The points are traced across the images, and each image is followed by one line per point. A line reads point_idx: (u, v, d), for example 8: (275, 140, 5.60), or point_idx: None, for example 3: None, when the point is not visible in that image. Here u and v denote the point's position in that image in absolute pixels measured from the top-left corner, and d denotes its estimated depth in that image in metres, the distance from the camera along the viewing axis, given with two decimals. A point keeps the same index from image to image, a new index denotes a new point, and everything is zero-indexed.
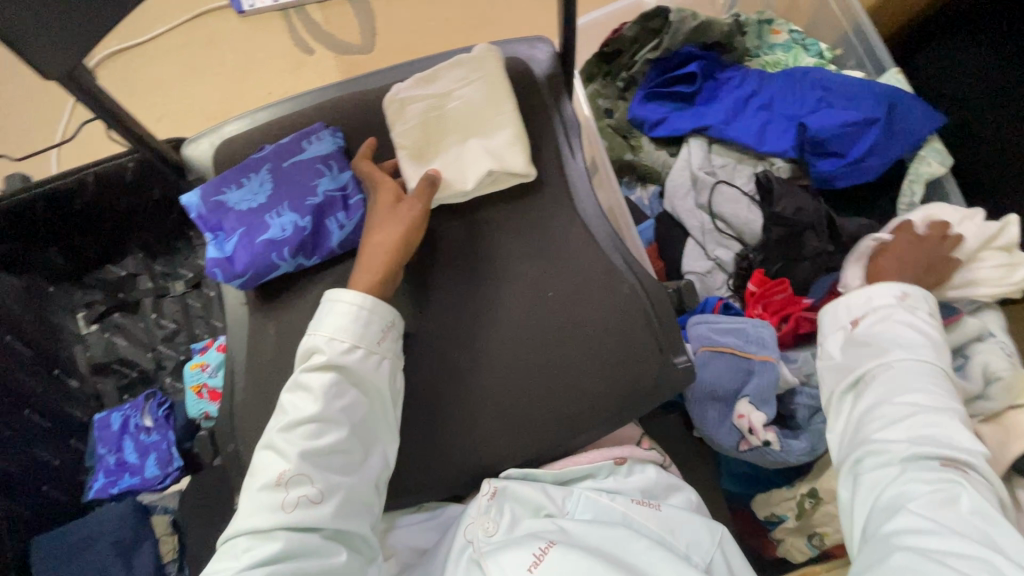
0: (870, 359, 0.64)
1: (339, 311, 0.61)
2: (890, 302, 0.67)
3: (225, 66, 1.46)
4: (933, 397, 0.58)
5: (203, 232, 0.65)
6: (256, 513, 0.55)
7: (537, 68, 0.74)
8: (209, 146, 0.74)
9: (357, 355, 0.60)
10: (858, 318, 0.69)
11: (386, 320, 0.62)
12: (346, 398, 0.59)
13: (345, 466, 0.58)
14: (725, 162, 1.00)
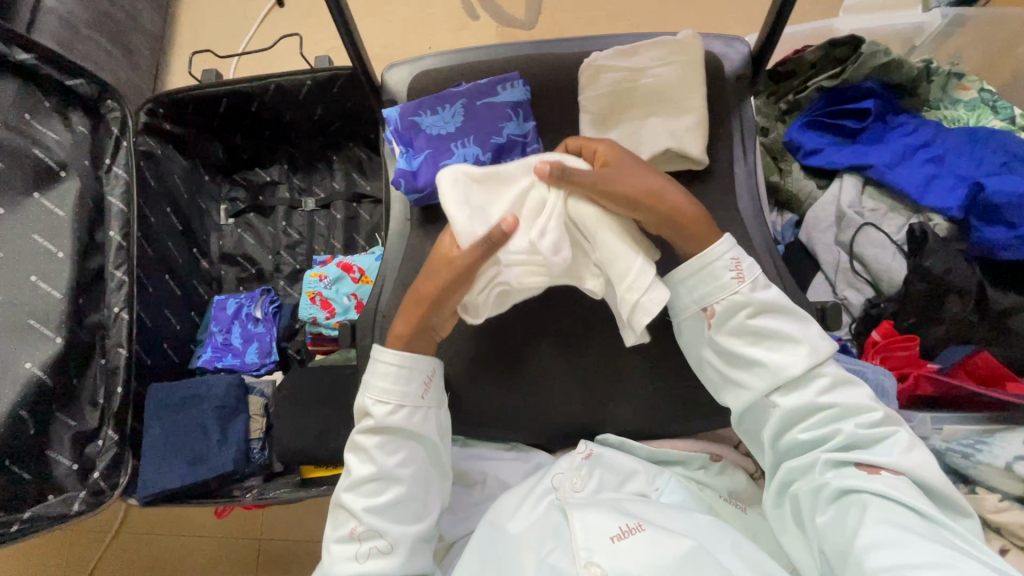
0: (740, 375, 0.62)
1: (382, 372, 0.64)
2: (727, 286, 0.61)
3: (397, 14, 1.55)
4: (821, 391, 0.59)
5: (396, 145, 0.71)
6: (338, 565, 0.60)
7: (729, 67, 0.75)
8: (407, 75, 0.81)
9: (404, 413, 0.63)
10: (712, 307, 0.62)
11: (428, 371, 0.66)
12: (400, 454, 0.63)
13: (409, 514, 0.63)
14: (877, 206, 0.96)
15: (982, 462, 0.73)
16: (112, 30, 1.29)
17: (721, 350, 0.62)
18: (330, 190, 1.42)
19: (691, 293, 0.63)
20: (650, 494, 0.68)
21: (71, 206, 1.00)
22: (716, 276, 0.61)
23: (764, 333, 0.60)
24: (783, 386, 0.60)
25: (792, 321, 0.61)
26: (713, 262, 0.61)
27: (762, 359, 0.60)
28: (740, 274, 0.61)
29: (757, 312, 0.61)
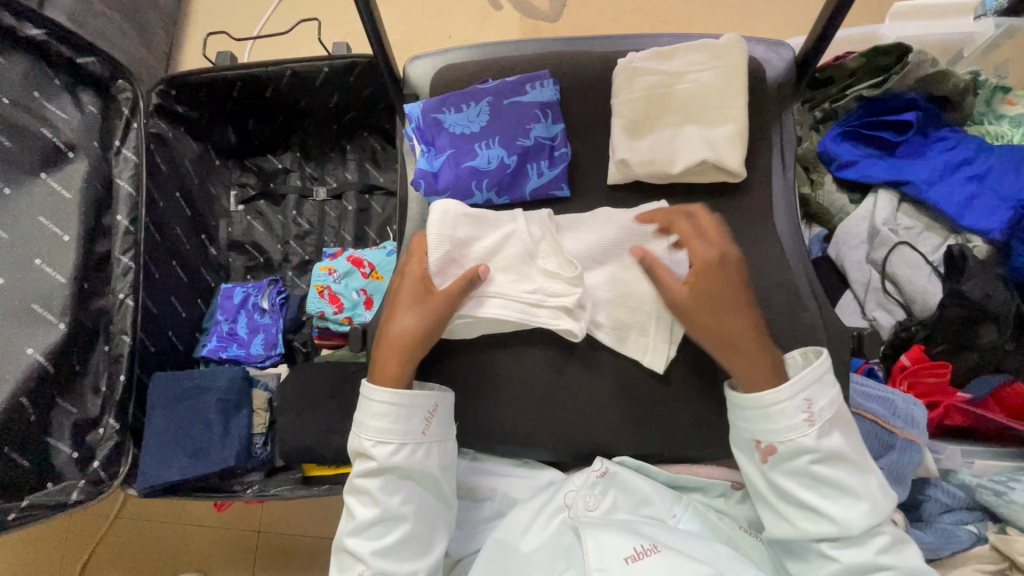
0: (792, 513, 0.57)
1: (378, 413, 0.61)
2: (794, 426, 0.56)
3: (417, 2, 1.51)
4: (880, 549, 0.54)
5: (417, 144, 0.68)
6: None
7: (771, 75, 0.71)
8: (431, 68, 0.77)
9: (405, 452, 0.61)
10: (770, 444, 0.57)
11: (427, 407, 0.62)
12: (401, 492, 0.61)
13: (415, 552, 0.61)
14: (912, 224, 0.92)
15: (1015, 501, 0.70)
16: (126, 7, 1.25)
17: (775, 486, 0.58)
18: (343, 180, 1.39)
19: (740, 424, 0.59)
20: (667, 520, 0.65)
21: (77, 189, 0.98)
22: (782, 420, 0.56)
23: (828, 477, 0.55)
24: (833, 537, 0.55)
25: (853, 469, 0.56)
26: (780, 405, 0.56)
27: (821, 502, 0.56)
28: (810, 418, 0.56)
29: (823, 456, 0.55)
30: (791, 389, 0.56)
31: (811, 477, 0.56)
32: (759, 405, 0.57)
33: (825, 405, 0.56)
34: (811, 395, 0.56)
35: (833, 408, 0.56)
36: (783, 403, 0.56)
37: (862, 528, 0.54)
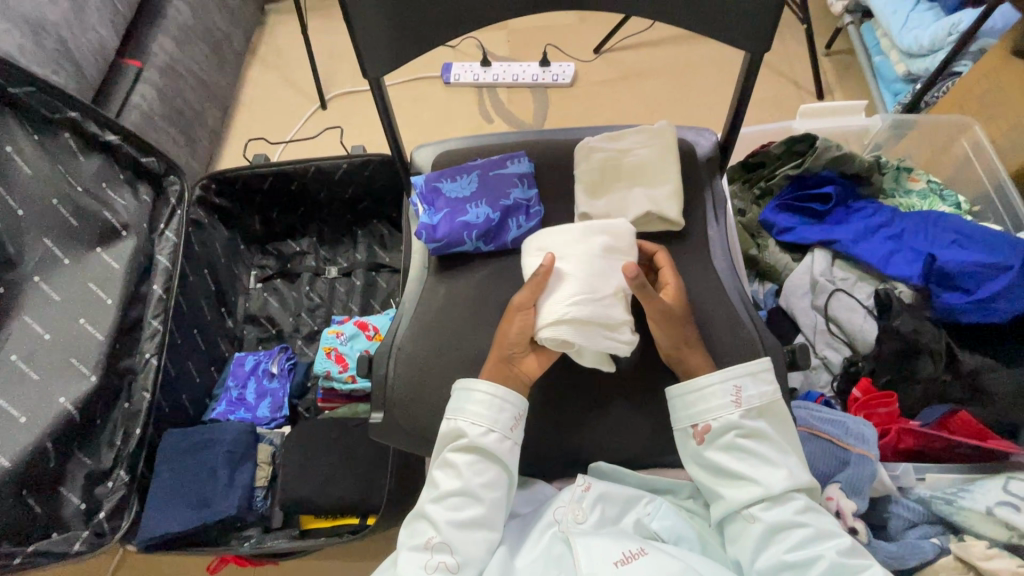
0: (726, 484, 0.65)
1: (476, 399, 0.70)
2: (722, 405, 0.67)
3: (424, 118, 1.84)
4: (797, 509, 0.62)
5: (419, 205, 0.84)
6: (405, 568, 0.63)
7: (700, 151, 0.90)
8: (431, 154, 0.97)
9: (495, 438, 0.68)
10: (704, 424, 0.68)
11: (517, 410, 0.71)
12: (485, 475, 0.67)
13: (482, 538, 0.65)
14: (846, 276, 1.07)
15: (964, 507, 0.76)
16: (180, 122, 1.52)
17: (710, 463, 0.67)
18: (352, 260, 1.56)
19: (679, 414, 0.70)
20: (642, 518, 0.69)
21: (125, 261, 1.12)
22: (712, 400, 0.68)
23: (753, 449, 0.65)
24: (758, 503, 0.63)
25: (774, 447, 0.66)
26: (710, 388, 0.68)
27: (748, 471, 0.64)
28: (737, 400, 0.67)
29: (749, 432, 0.66)
30: (719, 375, 0.68)
31: (738, 449, 0.65)
32: (692, 389, 0.69)
33: (748, 389, 0.68)
34: (739, 380, 0.68)
35: (756, 391, 0.68)
36: (712, 386, 0.68)
37: (780, 490, 0.62)
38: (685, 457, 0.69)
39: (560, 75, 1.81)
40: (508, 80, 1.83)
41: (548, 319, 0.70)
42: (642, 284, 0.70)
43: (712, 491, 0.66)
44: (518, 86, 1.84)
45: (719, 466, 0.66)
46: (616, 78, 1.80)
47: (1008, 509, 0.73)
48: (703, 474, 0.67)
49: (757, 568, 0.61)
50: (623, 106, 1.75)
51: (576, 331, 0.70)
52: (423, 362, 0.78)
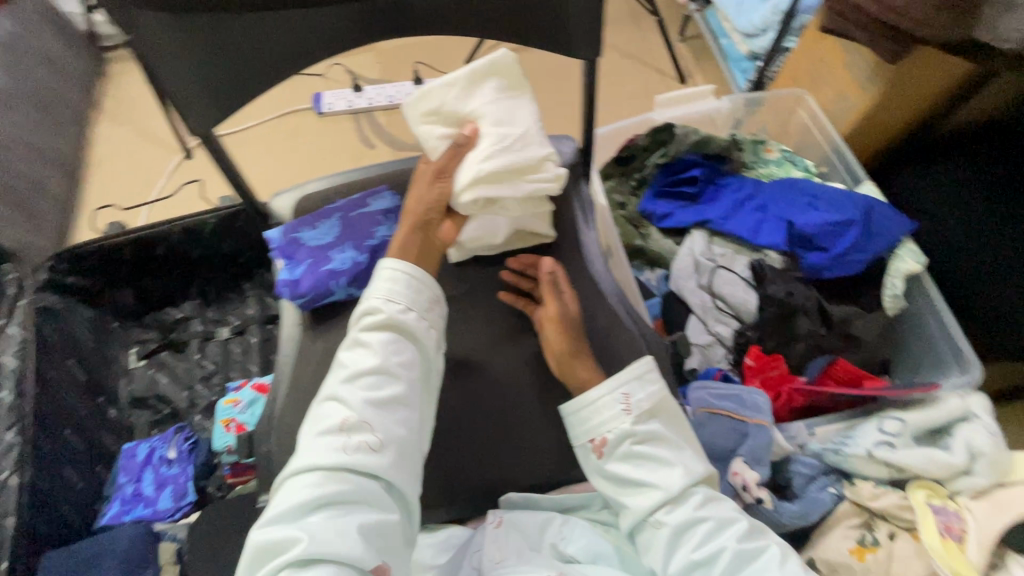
0: (630, 493, 0.65)
1: (388, 278, 0.68)
2: (614, 416, 0.67)
3: (302, 153, 1.75)
4: (697, 505, 0.63)
5: (278, 260, 0.79)
6: (320, 454, 0.59)
7: (562, 159, 0.91)
8: (291, 200, 0.91)
9: (412, 317, 0.67)
10: (601, 437, 0.67)
11: (432, 293, 0.71)
12: (403, 355, 0.65)
13: (402, 419, 0.63)
14: (724, 251, 1.11)
15: (849, 454, 0.82)
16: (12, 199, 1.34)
17: (612, 475, 0.67)
18: (245, 317, 1.45)
19: (577, 430, 0.69)
20: (558, 544, 0.68)
21: None
22: (603, 412, 0.68)
23: (649, 453, 0.65)
24: (662, 506, 0.63)
25: (669, 446, 0.66)
26: (600, 400, 0.68)
27: (647, 477, 0.64)
28: (627, 408, 0.67)
29: (643, 436, 0.66)
30: (607, 385, 0.68)
31: (635, 456, 0.65)
32: (584, 405, 0.69)
33: (636, 392, 0.68)
34: (626, 387, 0.68)
35: (645, 394, 0.68)
36: (601, 398, 0.68)
37: (679, 490, 0.63)
38: (590, 471, 0.69)
39: None
40: (384, 103, 1.78)
41: (466, 179, 0.72)
42: (552, 284, 0.75)
43: (619, 501, 0.66)
44: (395, 107, 1.80)
45: (621, 475, 0.66)
46: None
47: (885, 447, 0.80)
48: (609, 486, 0.67)
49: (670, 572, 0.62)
50: None
51: (492, 187, 0.73)
52: None
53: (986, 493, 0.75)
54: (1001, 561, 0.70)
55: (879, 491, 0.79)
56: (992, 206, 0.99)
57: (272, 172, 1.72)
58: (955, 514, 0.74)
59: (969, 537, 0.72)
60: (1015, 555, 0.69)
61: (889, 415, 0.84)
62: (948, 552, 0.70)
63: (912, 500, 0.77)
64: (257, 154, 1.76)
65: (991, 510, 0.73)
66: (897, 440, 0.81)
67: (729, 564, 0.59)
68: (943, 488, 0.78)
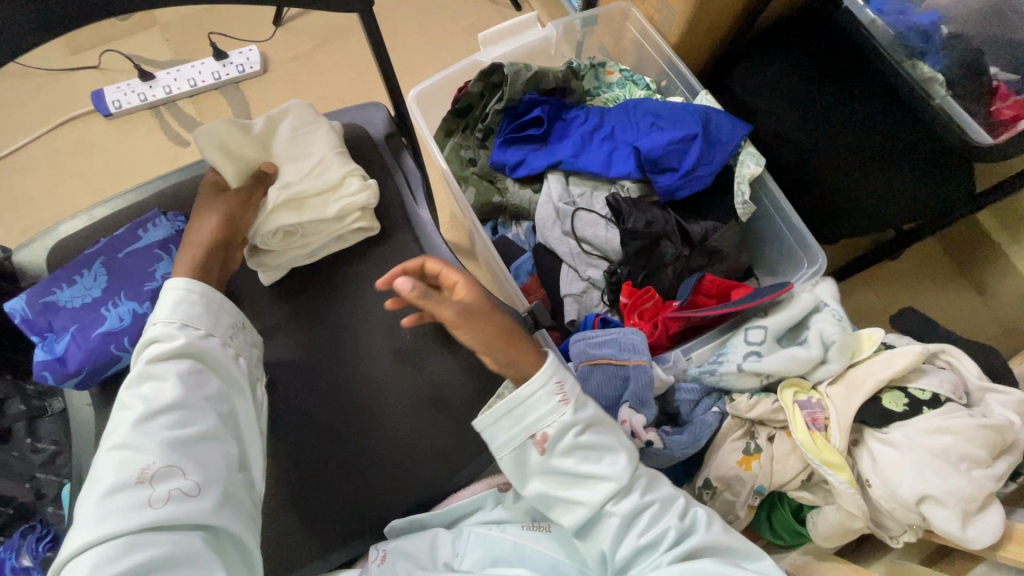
0: (575, 487, 0.59)
1: (171, 301, 0.58)
2: (553, 409, 0.59)
3: (98, 168, 1.45)
4: (644, 490, 0.59)
5: (32, 336, 0.62)
6: (113, 519, 0.46)
7: (375, 132, 0.79)
8: (42, 249, 0.72)
9: (216, 341, 0.59)
10: (542, 433, 0.59)
11: (238, 318, 0.63)
12: (209, 386, 0.56)
13: (222, 457, 0.53)
14: (582, 190, 1.07)
15: (724, 372, 0.83)
16: None
17: (556, 470, 0.59)
18: None
19: (512, 428, 0.60)
20: (453, 563, 0.63)
21: None
22: (542, 406, 0.59)
23: (592, 444, 0.59)
24: (609, 498, 0.58)
25: (610, 430, 0.61)
26: (537, 393, 0.59)
27: (593, 469, 0.59)
28: (564, 398, 0.59)
29: (585, 425, 0.59)
30: (544, 376, 0.59)
31: (582, 447, 0.59)
32: (520, 399, 0.59)
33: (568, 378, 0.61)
34: (561, 374, 0.60)
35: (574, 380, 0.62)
36: (541, 392, 0.59)
37: (626, 478, 0.58)
38: (529, 469, 0.60)
39: (245, 63, 1.53)
40: (185, 88, 1.50)
41: (269, 208, 0.66)
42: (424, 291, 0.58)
43: (563, 497, 0.59)
44: (201, 91, 1.52)
45: (564, 471, 0.59)
46: (312, 48, 1.58)
47: (754, 358, 0.82)
48: (551, 482, 0.60)
49: (619, 561, 0.58)
50: (332, 76, 1.54)
51: (300, 215, 0.67)
52: None
53: (842, 376, 0.80)
54: (860, 436, 0.76)
55: (754, 402, 0.81)
56: (814, 93, 1.01)
57: (64, 200, 1.42)
58: (818, 405, 0.78)
59: (832, 425, 0.76)
60: (871, 428, 0.74)
61: (753, 325, 0.86)
62: (816, 442, 0.74)
63: (782, 402, 0.79)
64: (37, 181, 1.44)
65: (848, 391, 0.77)
66: (763, 348, 0.83)
67: (676, 542, 0.57)
68: (807, 381, 0.81)
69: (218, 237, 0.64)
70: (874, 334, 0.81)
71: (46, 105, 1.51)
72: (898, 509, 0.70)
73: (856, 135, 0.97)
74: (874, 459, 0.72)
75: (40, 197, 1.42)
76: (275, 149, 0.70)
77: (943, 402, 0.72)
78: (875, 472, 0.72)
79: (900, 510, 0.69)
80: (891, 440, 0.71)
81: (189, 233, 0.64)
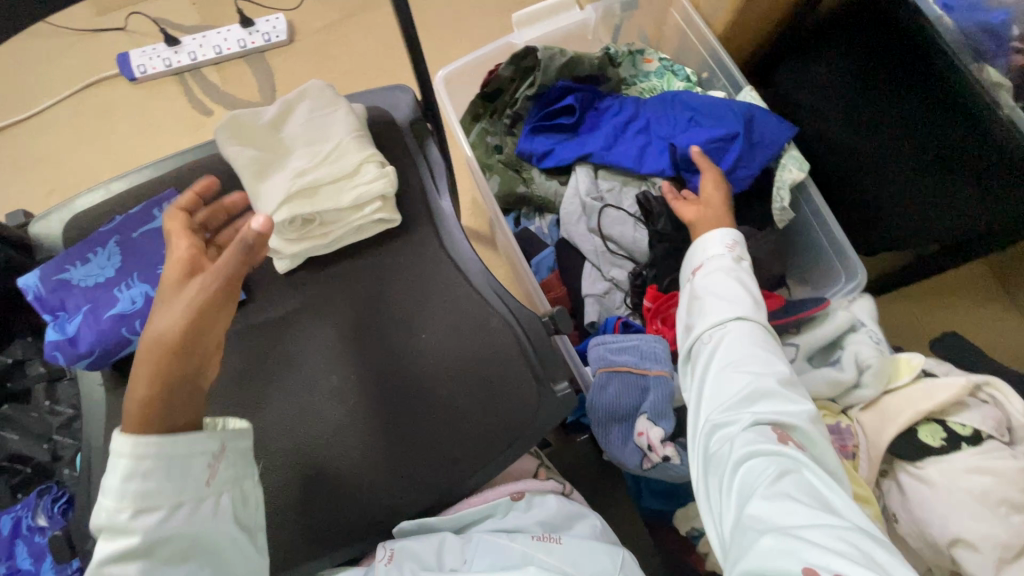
0: (704, 312, 0.71)
1: (121, 476, 0.48)
2: (717, 251, 0.78)
3: (121, 133, 1.44)
4: (759, 341, 0.66)
5: (45, 314, 0.61)
6: None
7: (400, 117, 0.75)
8: (59, 223, 0.70)
9: (184, 515, 0.50)
10: (700, 267, 0.78)
11: (211, 448, 0.53)
12: (186, 562, 0.50)
13: None
14: (611, 185, 1.02)
15: None
16: None
17: (693, 295, 0.75)
18: None
19: (687, 263, 0.81)
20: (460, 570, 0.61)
21: None
22: (710, 249, 0.79)
23: (731, 283, 0.72)
24: (727, 327, 0.67)
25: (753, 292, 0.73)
26: (711, 239, 0.80)
27: (722, 299, 0.71)
28: (730, 252, 0.78)
29: (734, 274, 0.74)
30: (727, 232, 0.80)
31: (724, 281, 0.73)
32: (699, 242, 0.81)
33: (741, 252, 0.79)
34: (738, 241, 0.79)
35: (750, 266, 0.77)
36: (715, 237, 0.79)
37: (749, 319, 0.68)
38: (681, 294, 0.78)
39: (271, 32, 1.49)
40: (210, 55, 1.47)
41: (276, 199, 0.63)
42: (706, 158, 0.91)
43: (691, 322, 0.73)
44: (226, 59, 1.49)
45: (700, 293, 0.74)
46: (340, 19, 1.53)
47: None
48: (687, 308, 0.75)
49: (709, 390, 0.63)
50: (359, 49, 1.50)
51: (311, 204, 0.64)
52: None
53: (875, 402, 0.76)
54: (889, 467, 0.73)
55: None
56: (870, 93, 0.93)
57: (86, 165, 1.41)
58: (849, 431, 0.74)
59: (861, 454, 0.72)
60: (901, 460, 0.71)
61: (784, 341, 0.83)
62: (845, 472, 0.69)
63: None
64: (61, 143, 1.43)
65: (881, 419, 0.73)
66: (793, 366, 0.80)
67: (771, 403, 0.59)
68: (837, 406, 0.77)
69: (184, 336, 0.52)
70: (913, 360, 0.76)
71: (72, 66, 1.50)
72: (925, 548, 0.67)
73: (890, 152, 0.91)
74: (903, 495, 0.70)
75: (64, 161, 1.42)
76: (288, 133, 0.67)
77: (984, 440, 0.68)
78: (903, 508, 0.69)
79: (927, 549, 0.67)
80: (922, 476, 0.68)
81: (149, 332, 0.52)
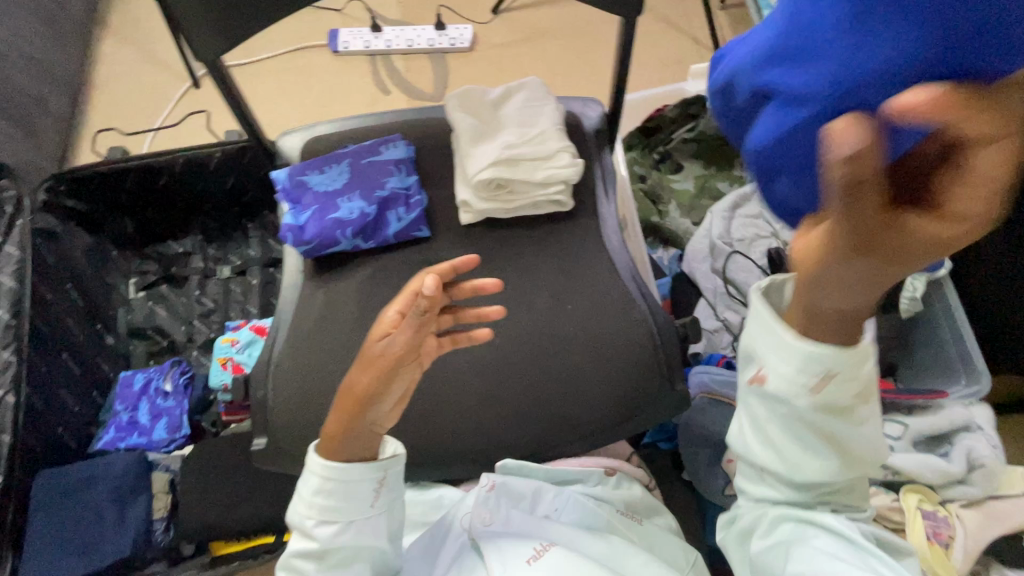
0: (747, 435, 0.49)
1: (314, 491, 0.57)
2: (791, 370, 0.43)
3: (313, 92, 1.68)
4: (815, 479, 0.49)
5: (285, 202, 0.77)
6: None
7: (588, 124, 0.86)
8: (299, 140, 0.87)
9: (350, 531, 0.58)
10: (758, 373, 0.45)
11: (375, 476, 0.58)
12: (351, 567, 0.59)
13: None
14: (743, 235, 1.07)
15: None
16: (16, 116, 1.31)
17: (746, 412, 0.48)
18: (246, 258, 1.42)
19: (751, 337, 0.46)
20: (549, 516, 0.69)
21: None
22: (785, 357, 0.43)
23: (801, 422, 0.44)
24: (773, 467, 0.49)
25: (831, 420, 0.45)
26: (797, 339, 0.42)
27: (776, 438, 0.47)
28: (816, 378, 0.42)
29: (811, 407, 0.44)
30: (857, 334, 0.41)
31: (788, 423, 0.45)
32: (768, 321, 0.44)
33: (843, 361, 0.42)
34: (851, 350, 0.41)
35: (854, 366, 0.42)
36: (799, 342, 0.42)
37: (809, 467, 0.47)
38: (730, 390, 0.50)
39: (458, 39, 1.70)
40: (402, 46, 1.69)
41: (485, 162, 0.75)
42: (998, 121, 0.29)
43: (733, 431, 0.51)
44: (414, 52, 1.71)
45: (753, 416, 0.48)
46: (517, 40, 1.72)
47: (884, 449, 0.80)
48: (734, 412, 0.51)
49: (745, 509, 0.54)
50: (527, 69, 1.67)
51: (508, 171, 0.75)
52: (303, 376, 0.71)
53: (979, 503, 0.75)
54: (984, 569, 0.74)
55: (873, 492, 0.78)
56: None
57: (280, 110, 1.66)
58: (945, 521, 0.74)
59: (956, 544, 0.72)
60: (1002, 564, 0.73)
61: (892, 418, 0.83)
62: (936, 557, 0.70)
63: (904, 503, 0.76)
64: (265, 89, 1.70)
65: (984, 520, 0.73)
66: (898, 444, 0.80)
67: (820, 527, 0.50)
68: (935, 495, 0.77)
69: (363, 392, 0.54)
70: None
71: (291, 30, 1.78)
72: None
73: None
74: None
75: (263, 103, 1.68)
76: (501, 112, 0.80)
77: None
78: None
79: None
80: None
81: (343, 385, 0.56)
